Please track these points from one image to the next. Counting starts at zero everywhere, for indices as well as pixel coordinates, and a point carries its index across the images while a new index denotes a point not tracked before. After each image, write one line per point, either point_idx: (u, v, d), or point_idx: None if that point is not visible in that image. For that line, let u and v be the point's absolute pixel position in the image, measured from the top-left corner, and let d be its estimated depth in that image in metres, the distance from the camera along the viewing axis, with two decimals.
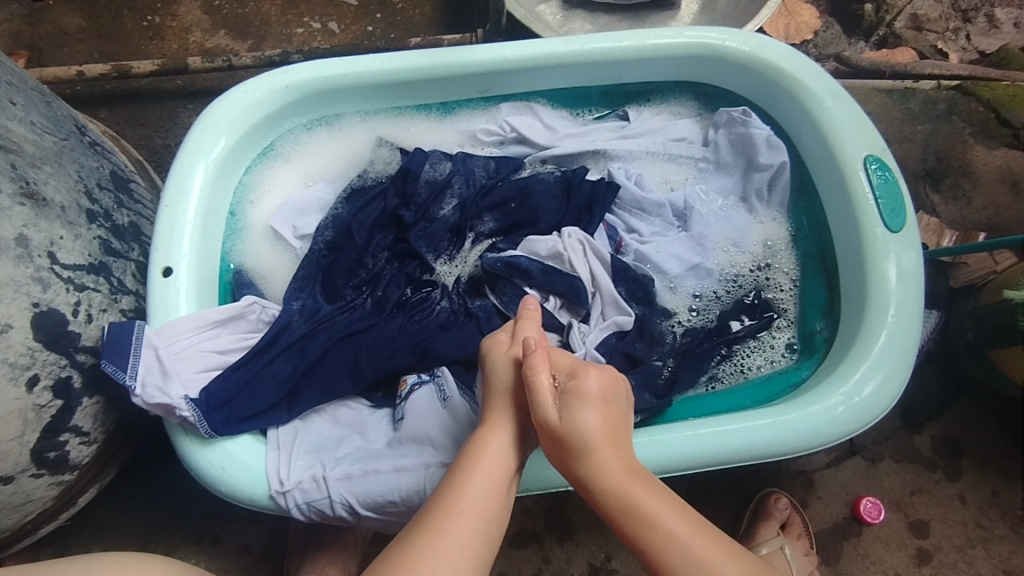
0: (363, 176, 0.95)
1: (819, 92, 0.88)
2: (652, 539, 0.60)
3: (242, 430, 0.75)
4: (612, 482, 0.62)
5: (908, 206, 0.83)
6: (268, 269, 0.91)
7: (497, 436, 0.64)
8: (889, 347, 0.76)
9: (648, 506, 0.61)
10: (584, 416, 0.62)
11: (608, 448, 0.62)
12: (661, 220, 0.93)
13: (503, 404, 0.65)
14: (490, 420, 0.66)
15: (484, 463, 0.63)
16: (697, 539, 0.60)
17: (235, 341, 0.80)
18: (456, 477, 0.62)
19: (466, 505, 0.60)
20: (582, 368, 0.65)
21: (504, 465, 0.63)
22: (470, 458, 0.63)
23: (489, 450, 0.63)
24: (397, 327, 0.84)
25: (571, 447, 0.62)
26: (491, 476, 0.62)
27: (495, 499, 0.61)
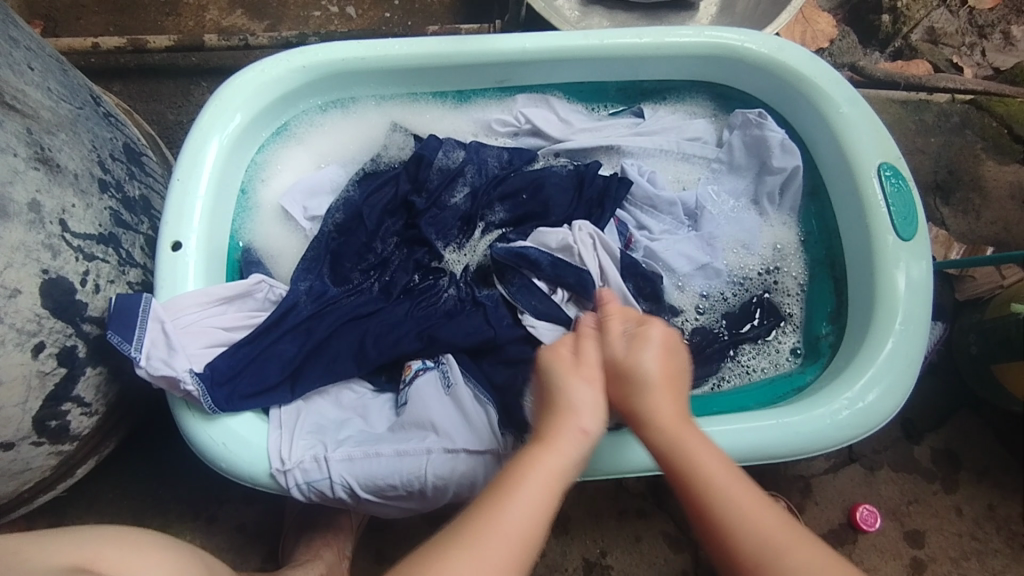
0: (375, 160, 0.95)
1: (837, 97, 0.88)
2: (713, 498, 0.57)
3: (245, 407, 0.74)
4: (672, 416, 0.62)
5: (921, 215, 0.82)
6: (276, 249, 0.90)
7: (591, 396, 0.63)
8: (895, 356, 0.76)
9: (711, 470, 0.59)
10: (646, 356, 0.64)
11: (667, 385, 0.64)
12: (671, 218, 0.93)
13: (575, 381, 0.63)
14: (547, 437, 0.60)
15: (530, 485, 0.57)
16: (764, 517, 0.56)
17: (241, 319, 0.80)
18: (500, 497, 0.57)
19: (506, 530, 0.55)
20: (652, 332, 0.66)
21: (570, 439, 0.60)
22: (517, 476, 0.58)
23: (583, 409, 0.62)
24: (404, 312, 0.84)
25: (632, 382, 0.63)
26: (540, 495, 0.57)
27: (544, 515, 0.57)
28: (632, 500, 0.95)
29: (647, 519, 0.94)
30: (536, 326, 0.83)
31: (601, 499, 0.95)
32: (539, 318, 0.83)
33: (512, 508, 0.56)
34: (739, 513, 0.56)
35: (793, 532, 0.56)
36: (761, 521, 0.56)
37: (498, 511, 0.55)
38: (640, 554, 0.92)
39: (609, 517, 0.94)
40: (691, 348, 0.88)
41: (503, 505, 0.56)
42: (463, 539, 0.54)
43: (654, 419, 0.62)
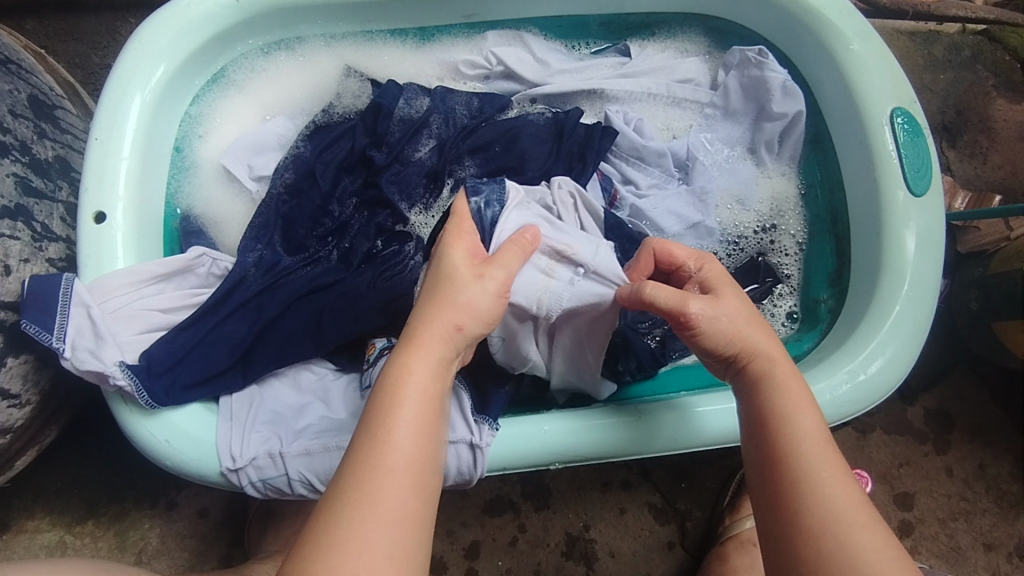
0: (328, 111, 0.83)
1: (846, 31, 0.78)
2: (793, 449, 0.53)
3: (189, 399, 0.67)
4: (772, 353, 0.59)
5: (936, 167, 0.75)
6: (221, 214, 0.80)
7: (464, 287, 0.57)
8: (901, 322, 0.71)
9: (802, 412, 0.55)
10: (754, 329, 0.59)
11: (756, 330, 0.60)
12: (661, 171, 0.84)
13: (453, 282, 0.57)
14: (411, 339, 0.55)
15: (407, 398, 0.52)
16: (832, 470, 0.52)
17: (182, 298, 0.71)
18: (377, 423, 0.51)
19: (395, 461, 0.49)
20: (726, 286, 0.62)
21: (436, 337, 0.55)
22: (391, 389, 0.53)
23: (456, 301, 0.56)
24: (367, 283, 0.76)
25: (717, 337, 0.59)
26: (420, 406, 0.52)
27: (432, 430, 0.52)
28: (617, 471, 0.91)
29: (633, 490, 0.90)
30: None
31: (584, 472, 0.91)
32: None
33: (395, 430, 0.50)
34: (813, 458, 0.52)
35: (859, 496, 0.51)
36: (831, 482, 0.51)
37: (381, 439, 0.50)
38: (625, 527, 0.89)
39: (592, 490, 0.90)
40: None
41: (381, 433, 0.50)
42: (350, 475, 0.48)
43: (753, 358, 0.59)
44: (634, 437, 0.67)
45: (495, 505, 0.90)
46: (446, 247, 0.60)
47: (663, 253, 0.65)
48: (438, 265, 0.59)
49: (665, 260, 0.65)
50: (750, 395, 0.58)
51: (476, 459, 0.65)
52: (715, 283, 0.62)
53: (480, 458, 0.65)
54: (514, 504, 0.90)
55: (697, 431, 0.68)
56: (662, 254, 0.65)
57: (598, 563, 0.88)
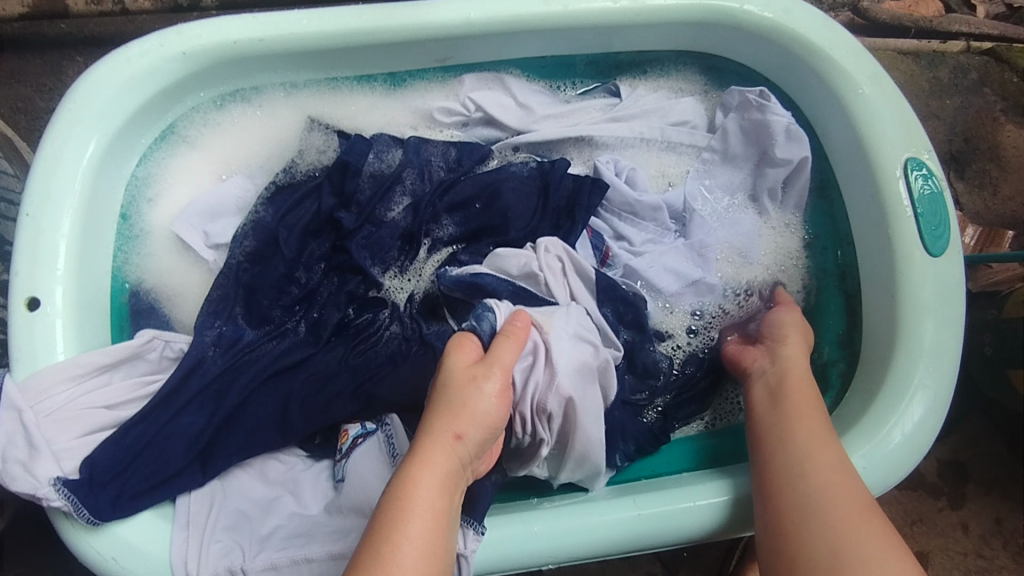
0: (289, 170, 0.76)
1: (856, 74, 0.72)
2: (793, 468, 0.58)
3: (138, 508, 0.61)
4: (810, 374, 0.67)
5: (954, 224, 0.69)
6: (174, 286, 0.73)
7: (474, 394, 0.53)
8: (922, 395, 0.65)
9: (818, 412, 0.63)
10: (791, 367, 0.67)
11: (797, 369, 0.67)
12: (655, 226, 0.78)
13: (459, 389, 0.54)
14: (416, 454, 0.53)
15: (411, 516, 0.50)
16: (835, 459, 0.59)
17: (130, 390, 0.65)
18: (381, 541, 0.49)
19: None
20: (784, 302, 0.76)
21: (441, 449, 0.52)
22: (396, 505, 0.50)
23: (466, 409, 0.53)
24: (337, 359, 0.70)
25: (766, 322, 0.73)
26: (428, 523, 0.50)
27: (439, 546, 0.50)
28: None
29: (631, 560, 0.85)
30: None
31: None
32: None
33: (400, 550, 0.48)
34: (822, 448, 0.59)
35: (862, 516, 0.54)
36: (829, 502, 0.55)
37: (386, 558, 0.48)
38: None
39: (588, 562, 0.85)
40: (678, 381, 0.76)
41: (387, 553, 0.48)
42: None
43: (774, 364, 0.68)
44: (673, 526, 0.62)
45: None
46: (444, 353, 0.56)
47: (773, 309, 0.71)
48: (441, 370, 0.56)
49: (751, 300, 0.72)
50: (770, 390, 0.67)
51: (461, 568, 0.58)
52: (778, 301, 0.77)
53: (464, 567, 0.59)
54: None
55: None
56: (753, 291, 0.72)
57: None
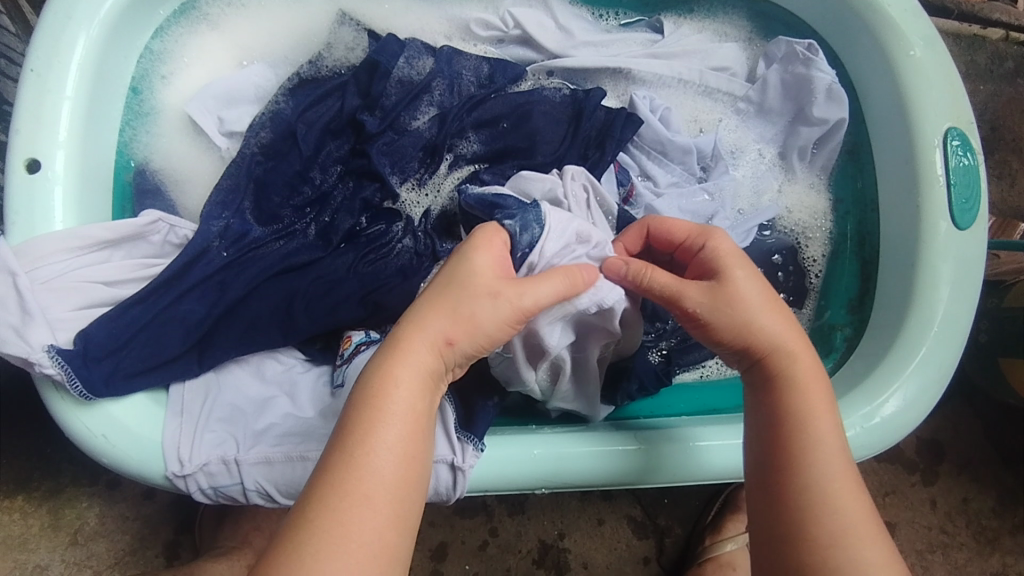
0: (315, 64, 0.73)
1: (909, 35, 0.70)
2: (797, 459, 0.48)
3: (132, 390, 0.59)
4: (791, 344, 0.52)
5: (983, 200, 0.68)
6: (183, 170, 0.69)
7: (483, 303, 0.47)
8: (927, 365, 0.64)
9: (809, 399, 0.51)
10: (763, 317, 0.52)
11: (773, 319, 0.52)
12: (682, 169, 0.76)
13: (468, 291, 0.47)
14: (395, 343, 0.46)
15: (385, 414, 0.43)
16: (834, 455, 0.48)
17: (130, 269, 0.62)
18: (356, 440, 0.42)
19: (373, 486, 0.41)
20: (738, 265, 0.53)
21: (426, 347, 0.46)
22: (366, 401, 0.44)
23: (457, 309, 0.46)
24: (346, 266, 0.68)
25: (726, 301, 0.51)
26: (404, 425, 0.44)
27: (417, 453, 0.44)
28: None
29: (613, 501, 0.86)
30: None
31: None
32: None
33: (376, 449, 0.42)
34: (819, 447, 0.49)
35: (866, 509, 0.47)
36: (838, 497, 0.47)
37: (359, 456, 0.42)
38: (602, 539, 0.85)
39: (571, 498, 0.86)
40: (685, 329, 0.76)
41: (360, 450, 0.42)
42: (319, 493, 0.41)
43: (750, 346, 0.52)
44: (612, 468, 0.61)
45: (468, 506, 0.85)
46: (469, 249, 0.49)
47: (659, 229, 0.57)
48: (453, 267, 0.49)
49: (661, 235, 0.57)
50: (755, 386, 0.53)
51: (457, 481, 0.59)
52: (722, 264, 0.53)
53: (460, 480, 0.59)
54: (488, 506, 0.85)
55: None
56: (657, 227, 0.57)
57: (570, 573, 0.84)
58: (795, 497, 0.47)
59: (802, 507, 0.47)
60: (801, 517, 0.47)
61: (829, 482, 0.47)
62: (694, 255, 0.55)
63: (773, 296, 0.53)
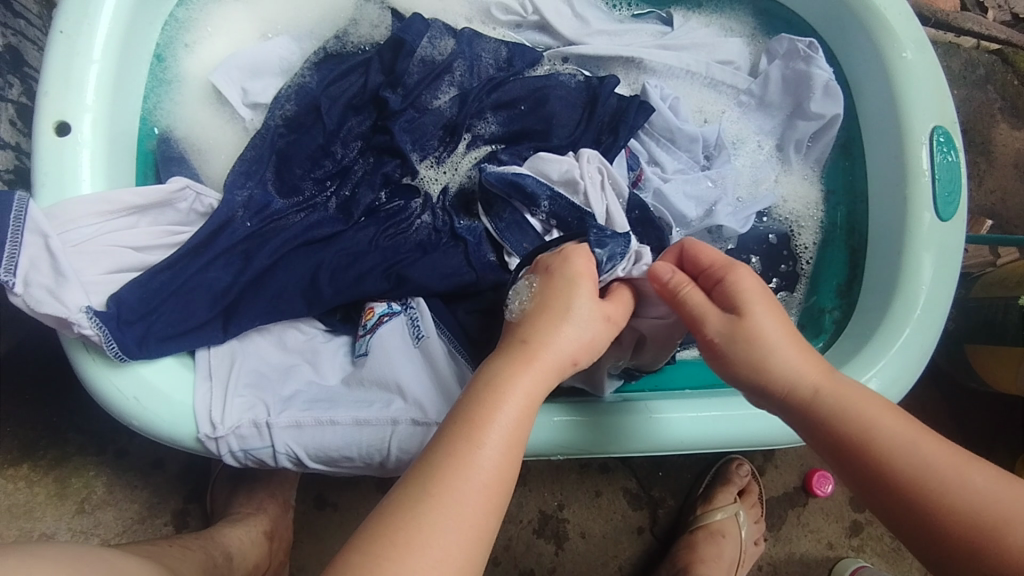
0: (340, 39, 0.74)
1: (903, 39, 0.75)
2: (928, 499, 0.46)
3: (163, 353, 0.59)
4: (819, 374, 0.51)
5: (964, 196, 0.73)
6: (204, 139, 0.69)
7: (588, 322, 0.52)
8: (910, 346, 0.69)
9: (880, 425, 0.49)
10: (786, 356, 0.52)
11: (792, 347, 0.52)
12: (688, 156, 0.80)
13: (572, 300, 0.53)
14: (520, 352, 0.50)
15: (501, 412, 0.46)
16: (945, 461, 0.47)
17: (158, 236, 0.62)
18: (470, 428, 0.45)
19: (485, 465, 0.44)
20: (748, 299, 0.52)
21: (547, 362, 0.50)
22: (489, 398, 0.47)
23: (574, 330, 0.52)
24: (368, 240, 0.69)
25: (755, 343, 0.51)
26: (513, 425, 0.47)
27: (522, 443, 0.47)
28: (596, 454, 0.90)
29: (610, 474, 0.90)
30: None
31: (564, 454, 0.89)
32: None
33: (492, 432, 0.45)
34: (919, 462, 0.47)
35: (984, 478, 0.47)
36: (960, 491, 0.46)
37: (471, 448, 0.44)
38: (598, 510, 0.89)
39: (570, 471, 0.89)
40: None
41: (476, 435, 0.45)
42: (433, 482, 0.43)
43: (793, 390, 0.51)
44: (597, 438, 0.64)
45: None
46: (575, 273, 0.54)
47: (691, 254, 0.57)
48: (562, 288, 0.54)
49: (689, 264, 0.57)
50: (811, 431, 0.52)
51: None
52: (737, 300, 0.52)
53: None
54: None
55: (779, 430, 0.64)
56: (688, 254, 0.57)
57: (568, 542, 0.88)
58: (943, 522, 0.46)
59: (958, 528, 0.45)
60: (975, 544, 0.45)
61: (955, 483, 0.46)
62: (712, 289, 0.55)
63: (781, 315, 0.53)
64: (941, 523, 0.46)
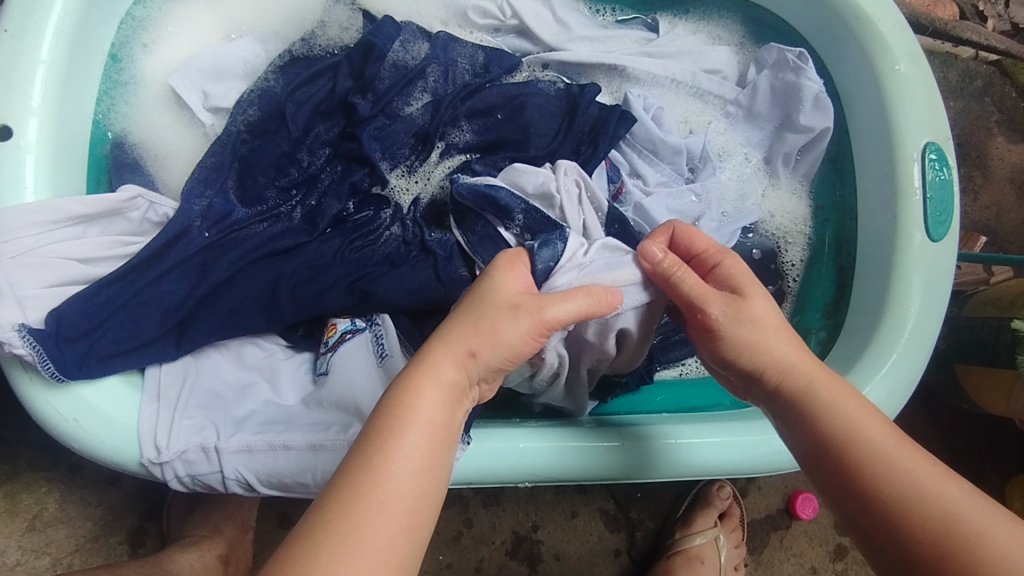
0: (307, 42, 0.71)
1: (896, 50, 0.72)
2: (908, 503, 0.44)
3: (107, 372, 0.57)
4: (814, 368, 0.50)
5: (956, 215, 0.70)
6: (163, 145, 0.67)
7: (506, 318, 0.47)
8: (897, 371, 0.66)
9: (867, 424, 0.47)
10: (780, 343, 0.50)
11: (786, 339, 0.51)
12: (671, 169, 0.77)
13: (493, 307, 0.47)
14: (422, 357, 0.46)
15: (406, 424, 0.43)
16: (926, 470, 0.45)
17: (106, 246, 0.59)
18: (375, 447, 0.42)
19: (388, 493, 0.41)
20: (750, 284, 0.52)
21: (454, 364, 0.46)
22: (391, 410, 0.44)
23: (490, 328, 0.46)
24: (332, 252, 0.66)
25: (758, 324, 0.50)
26: (425, 438, 0.43)
27: (434, 469, 0.43)
28: None
29: (586, 495, 0.87)
30: None
31: None
32: None
33: (396, 457, 0.42)
34: (903, 470, 0.45)
35: (965, 494, 0.44)
36: (945, 501, 0.43)
37: (372, 469, 0.41)
38: (574, 531, 0.86)
39: (546, 491, 0.87)
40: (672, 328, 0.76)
41: (376, 450, 0.42)
42: (327, 504, 0.41)
43: (785, 375, 0.50)
44: (567, 466, 0.61)
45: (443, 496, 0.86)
46: (493, 271, 0.50)
47: (682, 239, 0.55)
48: (477, 288, 0.49)
49: (681, 248, 0.55)
50: (799, 421, 0.49)
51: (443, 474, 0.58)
52: (740, 283, 0.51)
53: None
54: (463, 497, 0.86)
55: (757, 459, 0.61)
56: (681, 239, 0.55)
57: (542, 565, 0.85)
58: (919, 527, 0.43)
59: (938, 535, 0.42)
60: (952, 552, 0.41)
61: (940, 493, 0.43)
62: (710, 273, 0.53)
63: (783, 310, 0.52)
64: (920, 526, 0.43)
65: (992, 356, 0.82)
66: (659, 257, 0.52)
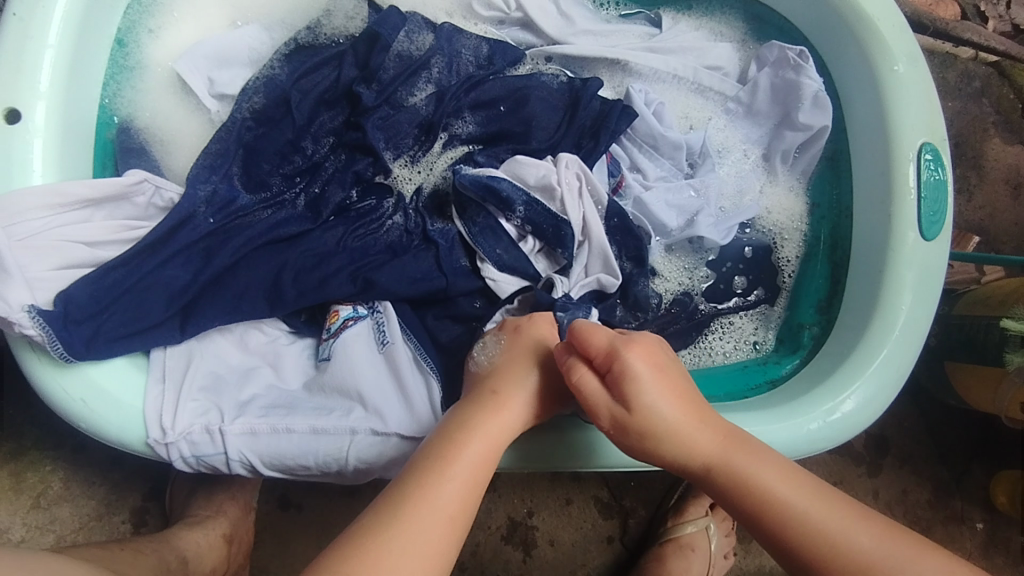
0: (313, 30, 0.71)
1: (895, 51, 0.72)
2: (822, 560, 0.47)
3: (112, 354, 0.57)
4: (714, 450, 0.53)
5: (949, 215, 0.72)
6: (169, 130, 0.68)
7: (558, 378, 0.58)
8: (886, 367, 0.67)
9: (771, 486, 0.50)
10: (680, 429, 0.53)
11: (685, 424, 0.53)
12: (671, 163, 0.78)
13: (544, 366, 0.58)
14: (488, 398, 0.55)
15: (467, 450, 0.51)
16: (831, 518, 0.48)
17: (113, 230, 0.60)
18: (437, 465, 0.50)
19: (447, 503, 0.48)
20: (636, 384, 0.53)
21: (516, 409, 0.56)
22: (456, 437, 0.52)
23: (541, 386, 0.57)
24: (335, 240, 0.67)
25: (645, 433, 0.53)
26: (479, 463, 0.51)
27: (483, 483, 0.51)
28: None
29: (580, 483, 0.89)
30: (497, 280, 0.67)
31: None
32: (501, 271, 0.67)
33: (453, 478, 0.49)
34: (811, 531, 0.48)
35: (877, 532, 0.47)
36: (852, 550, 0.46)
37: (436, 481, 0.49)
38: (569, 517, 0.88)
39: (541, 478, 0.88)
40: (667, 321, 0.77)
41: (441, 470, 0.49)
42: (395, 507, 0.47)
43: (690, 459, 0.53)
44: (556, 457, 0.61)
45: None
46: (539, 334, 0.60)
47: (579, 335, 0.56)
48: (530, 347, 0.59)
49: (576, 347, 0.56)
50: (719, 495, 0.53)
51: None
52: (628, 386, 0.53)
53: None
54: None
55: None
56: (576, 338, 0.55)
57: (536, 549, 0.87)
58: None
59: None
60: None
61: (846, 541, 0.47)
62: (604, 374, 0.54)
63: (675, 391, 0.54)
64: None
65: (980, 354, 0.83)
66: (563, 359, 0.56)
